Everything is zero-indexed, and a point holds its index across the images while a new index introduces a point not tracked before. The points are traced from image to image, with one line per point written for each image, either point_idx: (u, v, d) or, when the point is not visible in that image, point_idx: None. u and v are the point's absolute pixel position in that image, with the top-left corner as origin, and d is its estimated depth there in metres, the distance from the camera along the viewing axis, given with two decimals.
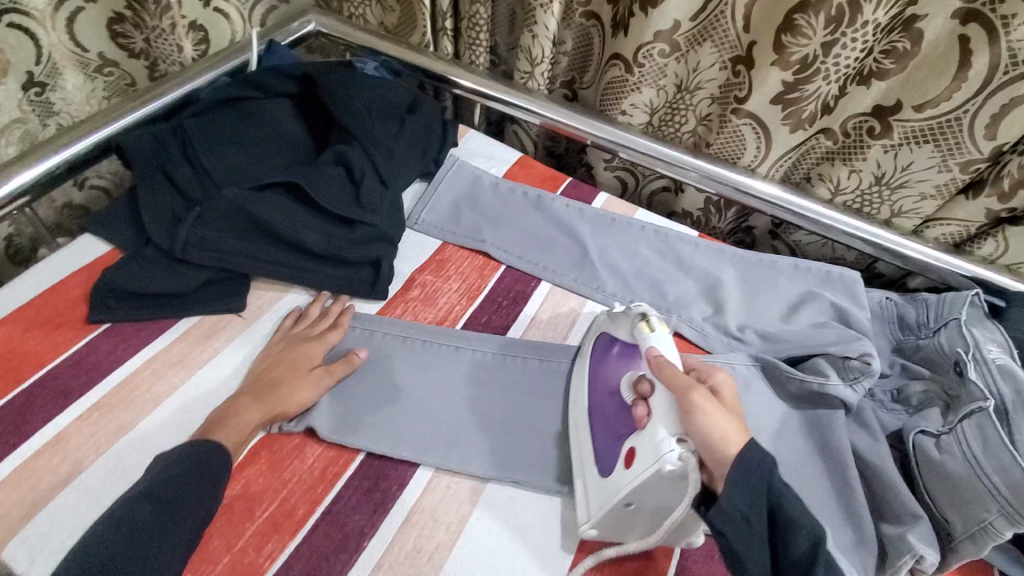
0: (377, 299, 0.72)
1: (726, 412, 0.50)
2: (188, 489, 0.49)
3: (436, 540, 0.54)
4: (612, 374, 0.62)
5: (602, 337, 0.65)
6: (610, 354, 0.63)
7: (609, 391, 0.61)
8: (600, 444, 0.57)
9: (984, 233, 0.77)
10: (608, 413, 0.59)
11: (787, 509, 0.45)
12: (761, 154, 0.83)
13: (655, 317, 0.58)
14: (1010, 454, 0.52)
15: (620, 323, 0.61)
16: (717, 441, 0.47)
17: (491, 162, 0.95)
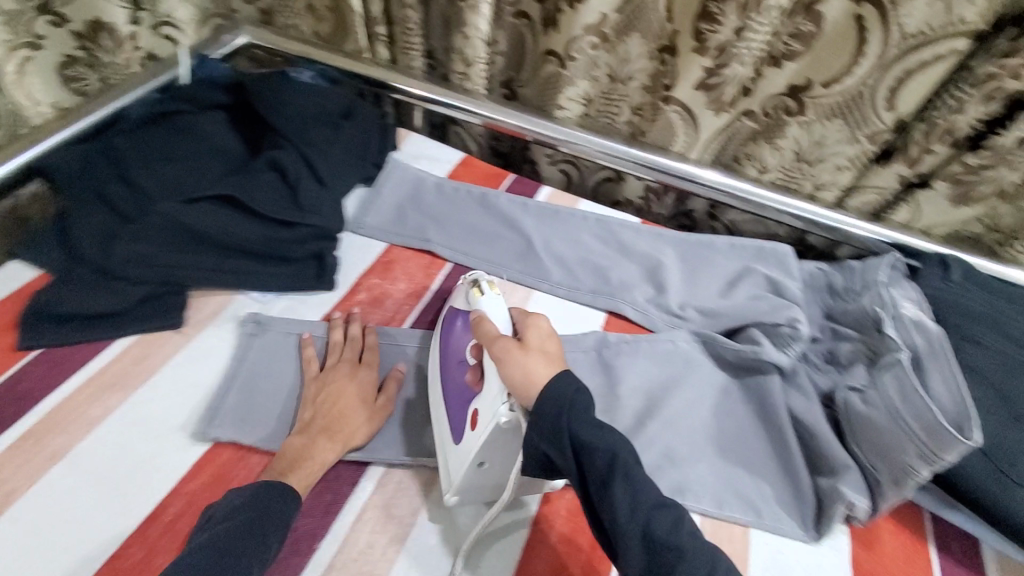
0: (325, 289, 0.72)
1: (537, 355, 0.50)
2: (251, 538, 0.48)
3: (389, 534, 0.56)
4: (447, 343, 0.63)
5: (449, 311, 0.65)
6: (455, 323, 0.64)
7: (456, 360, 0.61)
8: (451, 410, 0.59)
9: (899, 199, 0.82)
10: (449, 381, 0.61)
11: (581, 436, 0.45)
12: (692, 138, 0.87)
13: (484, 281, 0.59)
14: (922, 399, 0.55)
15: (461, 293, 0.62)
16: (519, 386, 0.49)
17: (434, 163, 0.96)
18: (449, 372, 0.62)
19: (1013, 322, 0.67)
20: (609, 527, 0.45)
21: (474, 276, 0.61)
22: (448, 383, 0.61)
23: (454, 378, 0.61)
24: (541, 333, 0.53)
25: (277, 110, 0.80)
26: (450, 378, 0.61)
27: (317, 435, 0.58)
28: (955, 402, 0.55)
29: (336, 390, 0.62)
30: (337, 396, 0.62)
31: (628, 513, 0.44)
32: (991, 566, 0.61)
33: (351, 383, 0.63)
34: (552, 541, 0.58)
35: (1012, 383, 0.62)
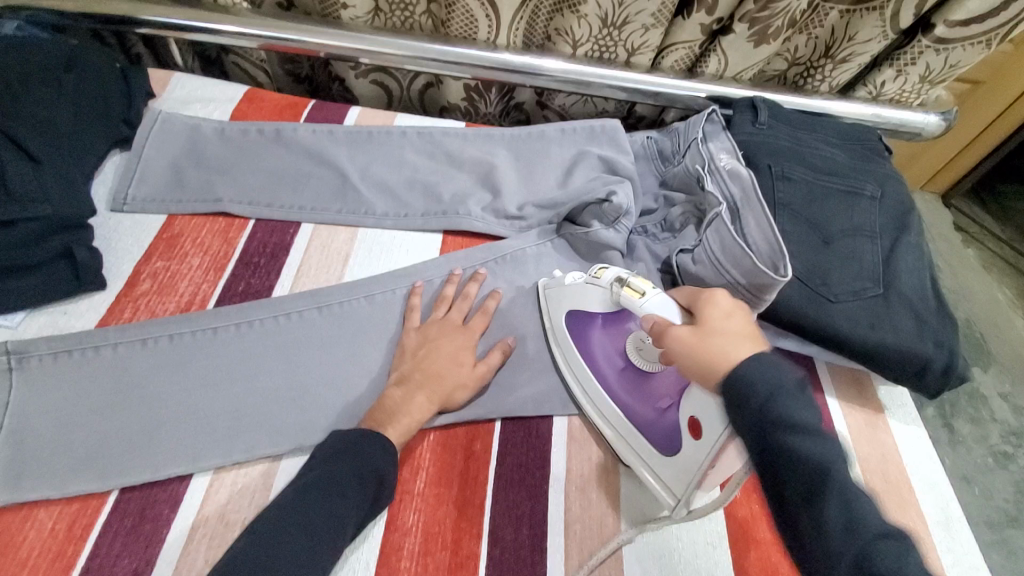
0: (93, 289, 0.59)
1: (733, 338, 0.44)
2: (347, 475, 0.46)
3: (232, 543, 0.48)
4: (604, 346, 0.60)
5: (573, 315, 0.62)
6: (590, 329, 0.61)
7: (617, 366, 0.59)
8: (635, 409, 0.56)
9: (707, 49, 0.81)
10: (618, 393, 0.58)
11: (789, 428, 0.37)
12: (494, 23, 0.78)
13: (634, 277, 0.54)
14: (741, 248, 0.56)
15: (592, 295, 0.59)
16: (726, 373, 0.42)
17: (211, 105, 0.79)
18: (605, 382, 0.59)
19: (815, 151, 0.70)
20: (811, 552, 0.35)
21: (614, 276, 0.56)
22: (618, 391, 0.58)
23: (623, 389, 0.58)
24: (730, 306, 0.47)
25: None
26: (619, 386, 0.58)
27: (415, 390, 0.55)
28: (769, 244, 0.57)
29: (447, 348, 0.59)
30: (434, 355, 0.58)
31: (837, 537, 0.33)
32: (824, 377, 0.67)
33: (456, 343, 0.59)
34: (423, 487, 0.53)
35: (814, 208, 0.66)
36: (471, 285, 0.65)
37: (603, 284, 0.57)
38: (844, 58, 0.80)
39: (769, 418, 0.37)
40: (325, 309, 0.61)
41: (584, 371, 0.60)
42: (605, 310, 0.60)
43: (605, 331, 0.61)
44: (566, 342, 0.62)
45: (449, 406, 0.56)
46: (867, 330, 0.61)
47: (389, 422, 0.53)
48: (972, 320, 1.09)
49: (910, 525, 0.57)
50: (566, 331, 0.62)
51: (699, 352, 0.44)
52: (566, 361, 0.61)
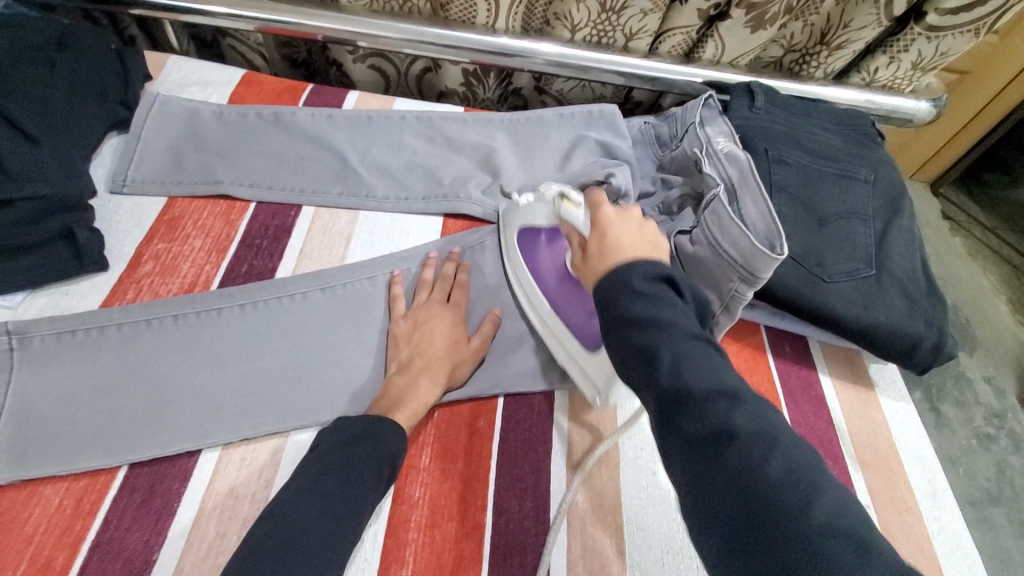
0: (95, 270, 0.59)
1: (623, 241, 0.49)
2: (362, 457, 0.47)
3: (241, 518, 0.49)
4: (547, 257, 0.64)
5: (524, 231, 0.66)
6: (537, 243, 0.65)
7: (555, 271, 0.63)
8: (571, 315, 0.61)
9: (704, 35, 0.82)
10: (554, 296, 0.62)
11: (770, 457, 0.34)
12: (493, 7, 0.78)
13: (573, 194, 0.60)
14: (738, 227, 0.56)
15: (538, 211, 0.64)
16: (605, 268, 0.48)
17: (208, 88, 0.79)
18: (547, 290, 0.62)
19: (810, 135, 0.71)
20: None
21: (557, 192, 0.62)
22: (560, 300, 0.62)
23: (563, 296, 0.62)
24: (630, 222, 0.51)
25: None
26: (561, 295, 0.62)
27: (420, 376, 0.55)
28: (765, 223, 0.57)
29: (436, 327, 0.60)
30: (430, 335, 0.59)
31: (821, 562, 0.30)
32: (818, 357, 0.69)
33: (446, 323, 0.60)
34: (429, 463, 0.54)
35: (809, 192, 0.67)
36: (449, 265, 0.65)
37: (547, 198, 0.63)
38: (839, 44, 0.81)
39: (618, 319, 0.43)
40: (328, 290, 0.61)
41: (530, 284, 0.64)
42: (549, 224, 0.64)
43: (549, 246, 0.64)
44: (515, 255, 0.66)
45: (454, 384, 0.58)
46: (860, 310, 0.62)
47: (394, 403, 0.53)
48: (959, 305, 1.11)
49: (899, 497, 0.59)
50: (514, 242, 0.66)
51: (590, 264, 0.50)
52: (515, 273, 0.66)
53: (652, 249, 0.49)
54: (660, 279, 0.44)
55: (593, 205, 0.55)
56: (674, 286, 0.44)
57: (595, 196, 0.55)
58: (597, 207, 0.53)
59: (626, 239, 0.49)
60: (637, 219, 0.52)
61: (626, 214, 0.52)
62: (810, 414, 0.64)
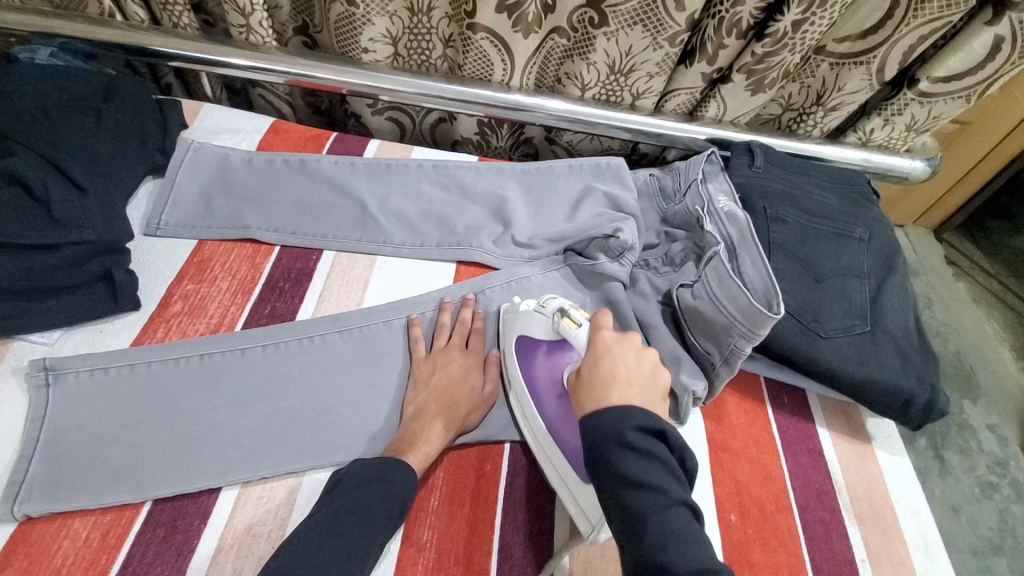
0: (128, 310, 0.62)
1: (628, 372, 0.53)
2: (375, 500, 0.49)
3: (258, 554, 0.51)
4: (541, 377, 0.62)
5: (523, 340, 0.64)
6: (535, 354, 0.64)
7: (552, 388, 0.61)
8: (562, 435, 0.57)
9: (707, 95, 0.87)
10: (549, 414, 0.59)
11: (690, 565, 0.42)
12: (509, 66, 0.83)
13: (574, 309, 0.61)
14: (736, 285, 0.59)
15: (538, 322, 0.63)
16: (604, 385, 0.52)
17: (238, 135, 0.83)
18: (543, 408, 0.60)
19: (807, 195, 0.75)
20: None
21: (556, 305, 0.62)
22: (554, 417, 0.59)
23: (556, 413, 0.59)
24: (632, 353, 0.55)
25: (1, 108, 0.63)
26: (556, 413, 0.59)
27: (435, 420, 0.58)
28: (763, 282, 0.60)
29: (452, 374, 0.63)
30: (446, 380, 0.62)
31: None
32: (816, 409, 0.71)
33: (461, 368, 0.63)
34: (438, 506, 0.56)
35: (806, 248, 0.70)
36: (464, 311, 0.68)
37: (546, 310, 0.62)
38: (835, 106, 0.85)
39: (611, 473, 0.46)
40: (346, 333, 0.65)
41: (525, 396, 0.61)
42: (549, 338, 0.63)
43: (548, 358, 0.63)
44: (512, 359, 0.65)
45: (465, 427, 0.60)
46: (856, 365, 0.65)
47: (408, 447, 0.55)
48: (962, 353, 1.13)
49: (893, 550, 0.61)
50: (512, 355, 0.65)
51: (583, 389, 0.53)
52: (510, 370, 0.65)
53: (646, 384, 0.53)
54: (651, 432, 0.48)
55: (597, 328, 0.58)
56: (666, 440, 0.49)
57: (601, 316, 0.58)
58: (597, 330, 0.57)
59: (621, 370, 0.53)
60: (636, 347, 0.56)
61: (627, 340, 0.56)
62: (808, 466, 0.65)
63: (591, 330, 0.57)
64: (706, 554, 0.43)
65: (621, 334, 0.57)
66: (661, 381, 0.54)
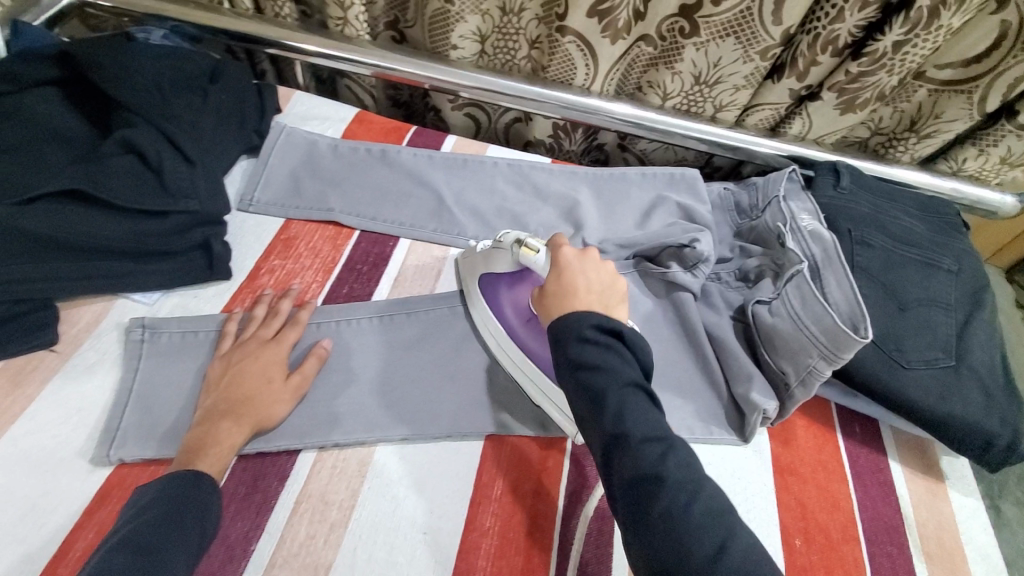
0: (219, 278, 0.66)
1: (589, 283, 0.54)
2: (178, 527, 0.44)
3: (330, 522, 0.52)
4: (502, 308, 0.64)
5: (485, 276, 0.67)
6: (498, 286, 0.66)
7: (520, 310, 0.64)
8: (531, 346, 0.62)
9: (793, 112, 0.85)
10: (518, 335, 0.63)
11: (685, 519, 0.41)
12: (592, 72, 0.84)
13: (530, 240, 0.61)
14: (822, 305, 0.58)
15: (499, 258, 0.64)
16: (566, 294, 0.53)
17: (326, 123, 0.87)
18: (510, 329, 0.63)
19: (893, 219, 0.73)
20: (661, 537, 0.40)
21: (512, 238, 0.62)
22: (519, 332, 0.63)
23: (527, 334, 0.63)
24: (592, 265, 0.56)
25: (123, 80, 0.68)
26: (522, 330, 0.63)
27: (220, 420, 0.53)
28: (849, 304, 0.60)
29: (251, 366, 0.57)
30: (240, 376, 0.56)
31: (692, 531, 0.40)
32: (888, 441, 0.68)
33: (259, 360, 0.58)
34: (501, 496, 0.56)
35: (891, 275, 0.68)
36: (280, 301, 0.64)
37: (506, 245, 0.63)
38: (928, 132, 0.82)
39: (568, 364, 0.48)
40: (413, 315, 0.67)
41: (493, 324, 0.64)
42: (510, 270, 0.65)
43: (511, 289, 0.65)
44: (476, 298, 0.67)
45: (265, 426, 0.55)
46: (939, 400, 0.62)
47: (195, 455, 0.51)
48: None
49: None
50: (473, 287, 0.67)
51: (547, 301, 0.55)
52: (480, 319, 0.66)
53: (604, 289, 0.54)
54: (610, 330, 0.49)
55: (556, 248, 0.59)
56: (621, 338, 0.49)
57: (558, 240, 0.59)
58: (556, 250, 0.58)
59: (581, 281, 0.54)
60: (596, 261, 0.57)
61: (586, 257, 0.57)
62: (879, 499, 0.63)
63: (549, 252, 0.58)
64: (660, 427, 0.45)
65: (581, 252, 0.58)
66: (621, 285, 0.56)
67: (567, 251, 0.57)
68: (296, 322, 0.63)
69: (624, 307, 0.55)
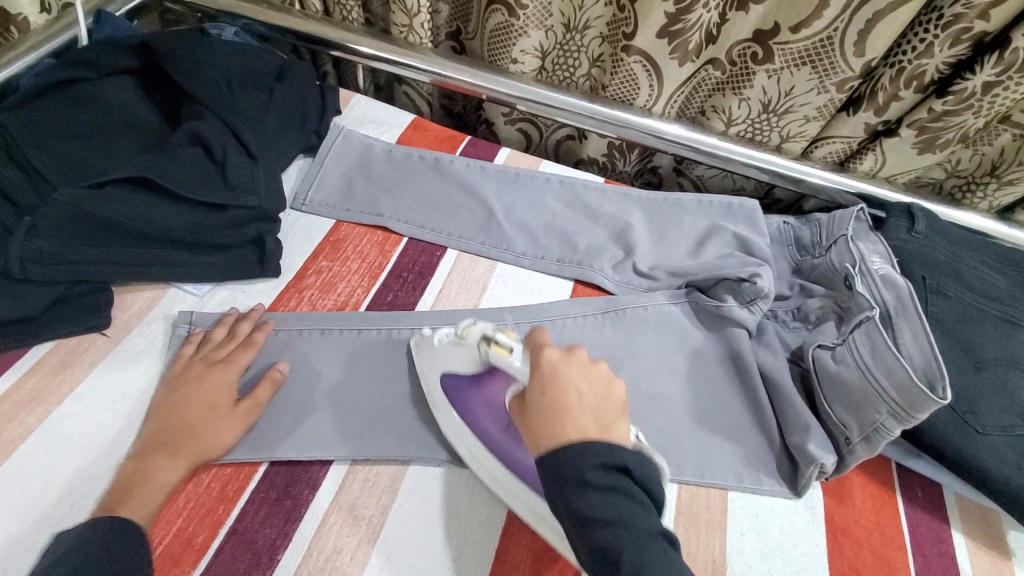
0: (269, 276, 0.66)
1: (579, 398, 0.46)
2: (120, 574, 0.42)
3: (357, 537, 0.51)
4: (468, 412, 0.56)
5: (446, 374, 0.57)
6: (463, 388, 0.57)
7: (495, 411, 0.55)
8: (514, 456, 0.53)
9: (865, 148, 0.81)
10: (494, 439, 0.54)
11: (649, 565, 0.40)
12: (655, 93, 0.82)
13: (500, 334, 0.51)
14: (894, 356, 0.55)
15: (459, 353, 0.55)
16: (555, 416, 0.45)
17: (382, 127, 0.87)
18: (478, 427, 0.55)
19: (970, 270, 0.68)
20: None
21: (479, 332, 0.53)
22: (500, 444, 0.54)
23: (505, 441, 0.54)
24: (581, 374, 0.48)
25: (195, 74, 0.69)
26: (502, 441, 0.54)
27: (156, 452, 0.50)
28: (925, 357, 0.55)
29: (198, 392, 0.54)
30: (186, 400, 0.54)
31: None
32: (951, 508, 0.63)
33: (205, 386, 0.55)
34: (534, 528, 0.54)
35: (966, 330, 0.63)
36: (245, 324, 0.61)
37: (469, 341, 0.53)
38: (1011, 180, 0.77)
39: (573, 513, 0.42)
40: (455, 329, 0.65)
41: (464, 431, 0.56)
42: (472, 369, 0.55)
43: (479, 391, 0.56)
44: (439, 403, 0.58)
45: (214, 455, 0.52)
46: (1016, 472, 0.57)
47: (122, 498, 0.47)
48: None
49: None
50: (435, 391, 0.58)
51: (533, 426, 0.46)
52: (445, 422, 0.57)
53: (598, 404, 0.46)
54: (617, 468, 0.42)
55: (536, 349, 0.50)
56: (629, 474, 0.42)
57: (538, 340, 0.50)
58: (539, 352, 0.50)
59: (572, 397, 0.46)
60: (584, 362, 0.50)
61: (571, 358, 0.49)
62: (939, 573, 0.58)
63: (531, 355, 0.50)
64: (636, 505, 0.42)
65: (565, 352, 0.50)
66: (616, 393, 0.48)
67: (550, 353, 0.49)
68: (249, 344, 0.59)
69: (622, 418, 0.47)
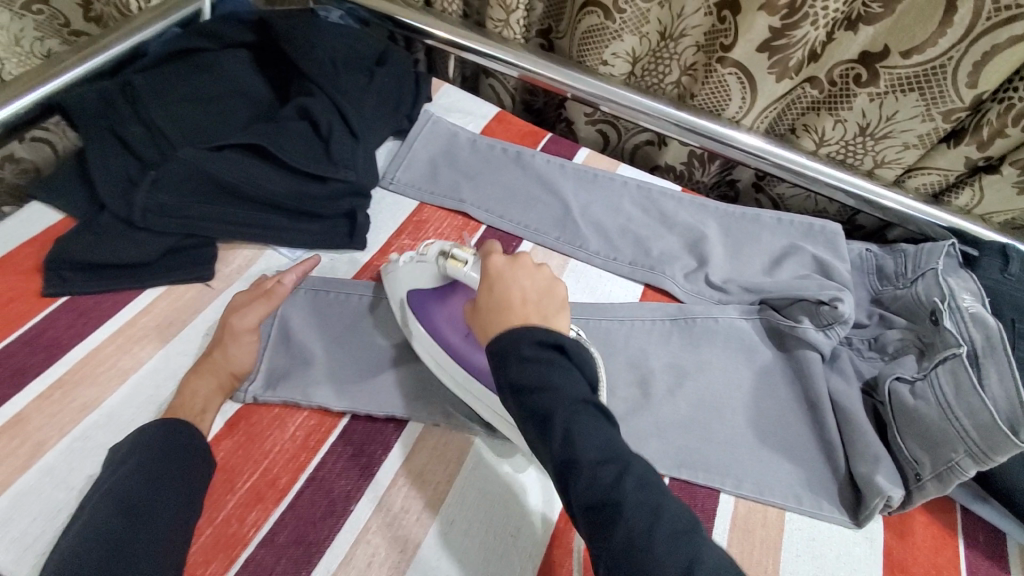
0: (357, 247, 0.70)
1: (521, 288, 0.49)
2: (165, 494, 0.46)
3: (424, 501, 0.53)
4: (432, 330, 0.59)
5: (414, 293, 0.61)
6: (428, 304, 0.60)
7: (456, 324, 0.59)
8: (470, 359, 0.57)
9: (962, 182, 0.78)
10: (453, 344, 0.58)
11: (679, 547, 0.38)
12: (746, 105, 0.81)
13: (460, 249, 0.55)
14: (979, 397, 0.53)
15: (423, 270, 0.60)
16: (501, 309, 0.47)
17: (468, 117, 0.90)
18: (437, 334, 0.58)
19: None
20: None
21: (438, 250, 0.59)
22: (461, 348, 0.57)
23: (465, 346, 0.57)
24: (524, 272, 0.50)
25: (307, 52, 0.74)
26: (463, 345, 0.57)
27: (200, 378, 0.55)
28: (1012, 403, 0.54)
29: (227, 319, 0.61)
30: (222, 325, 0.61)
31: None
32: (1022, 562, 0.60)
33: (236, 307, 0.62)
34: None
35: None
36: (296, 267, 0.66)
37: (428, 257, 0.59)
38: None
39: (513, 388, 0.43)
40: None
41: (430, 346, 0.58)
42: (434, 285, 0.60)
43: (444, 305, 0.60)
44: (407, 319, 0.60)
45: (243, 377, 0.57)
46: None
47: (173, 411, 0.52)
48: None
49: None
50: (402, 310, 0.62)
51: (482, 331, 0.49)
52: (414, 334, 0.60)
53: (541, 301, 0.48)
54: (552, 345, 0.44)
55: (485, 255, 0.53)
56: (564, 352, 0.44)
57: (488, 248, 0.53)
58: (488, 256, 0.53)
59: (515, 291, 0.49)
60: (529, 266, 0.51)
61: (519, 261, 0.51)
62: None
63: (482, 257, 0.53)
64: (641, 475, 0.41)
65: (513, 257, 0.52)
66: (560, 291, 0.50)
67: (495, 257, 0.52)
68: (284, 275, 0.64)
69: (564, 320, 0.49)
